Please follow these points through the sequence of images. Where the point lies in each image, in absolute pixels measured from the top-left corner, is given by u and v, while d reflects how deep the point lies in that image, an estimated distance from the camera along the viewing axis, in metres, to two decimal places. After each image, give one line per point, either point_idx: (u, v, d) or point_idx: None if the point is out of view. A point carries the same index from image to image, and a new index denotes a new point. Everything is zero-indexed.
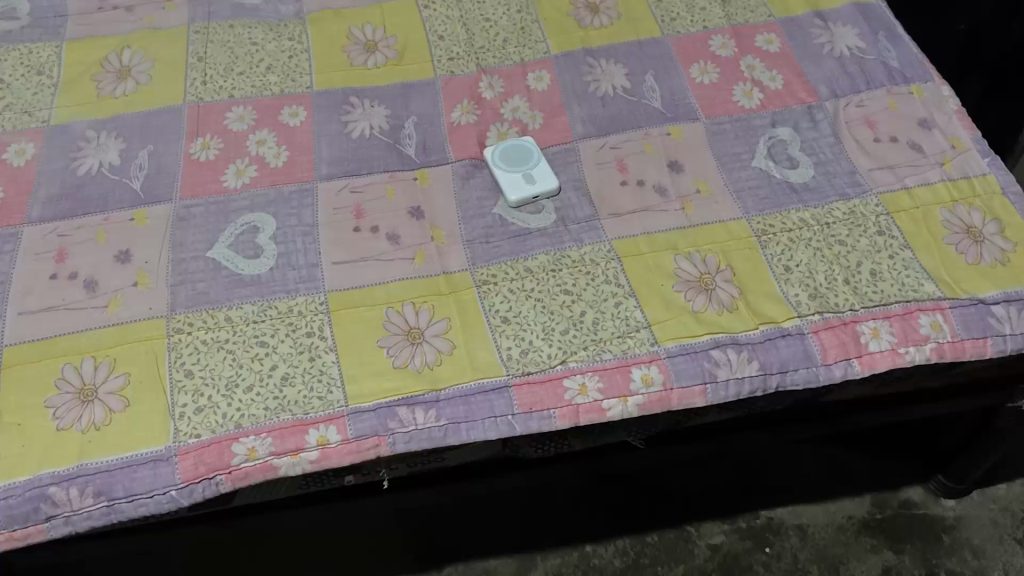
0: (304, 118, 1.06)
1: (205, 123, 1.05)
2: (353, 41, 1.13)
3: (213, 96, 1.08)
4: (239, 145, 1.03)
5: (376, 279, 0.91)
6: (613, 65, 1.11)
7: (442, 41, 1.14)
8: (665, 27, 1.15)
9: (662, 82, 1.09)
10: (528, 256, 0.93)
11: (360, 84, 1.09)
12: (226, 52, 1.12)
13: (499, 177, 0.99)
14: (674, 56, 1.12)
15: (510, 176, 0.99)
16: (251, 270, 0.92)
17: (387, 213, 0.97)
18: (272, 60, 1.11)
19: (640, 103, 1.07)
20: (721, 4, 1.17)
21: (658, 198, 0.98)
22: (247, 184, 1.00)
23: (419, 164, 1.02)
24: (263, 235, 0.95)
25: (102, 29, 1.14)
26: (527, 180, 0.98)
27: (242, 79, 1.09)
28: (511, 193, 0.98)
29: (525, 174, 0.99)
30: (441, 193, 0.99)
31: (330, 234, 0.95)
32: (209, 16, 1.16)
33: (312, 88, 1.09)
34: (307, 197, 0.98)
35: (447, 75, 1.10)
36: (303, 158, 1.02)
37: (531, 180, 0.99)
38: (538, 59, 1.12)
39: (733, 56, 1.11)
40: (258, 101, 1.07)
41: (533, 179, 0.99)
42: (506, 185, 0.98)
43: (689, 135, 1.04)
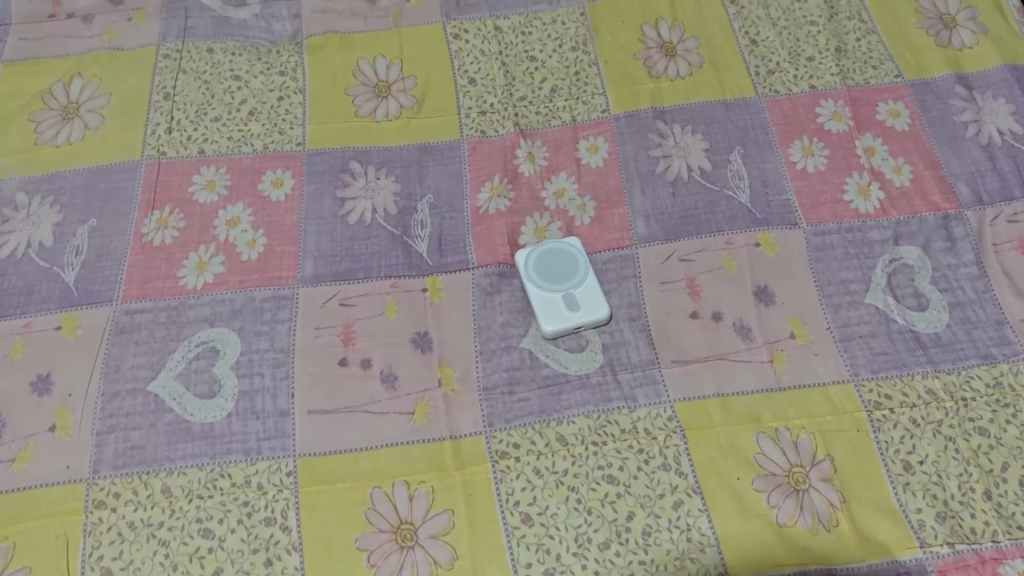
0: (290, 188, 0.83)
1: (164, 189, 0.83)
2: (360, 80, 0.90)
3: (180, 151, 0.85)
4: (205, 224, 0.81)
5: (363, 442, 0.70)
6: (690, 136, 0.86)
7: (474, 86, 0.90)
8: (760, 83, 0.90)
9: (751, 166, 0.84)
10: (563, 419, 0.71)
11: (365, 143, 0.86)
12: (200, 88, 0.89)
13: (532, 295, 0.76)
14: (769, 126, 0.87)
15: (547, 295, 0.76)
16: (203, 415, 0.71)
17: (384, 342, 0.74)
18: (256, 102, 0.88)
19: (722, 195, 0.83)
20: (834, 54, 0.91)
21: (739, 343, 0.74)
22: (209, 283, 0.78)
23: (430, 266, 0.79)
24: (222, 363, 0.73)
25: (50, 47, 0.92)
26: (569, 303, 0.75)
27: (217, 128, 0.86)
28: (546, 320, 0.75)
29: (566, 294, 0.75)
30: (455, 314, 0.76)
31: (310, 370, 0.73)
32: (184, 33, 0.93)
33: (304, 145, 0.86)
34: (284, 309, 0.76)
35: (476, 137, 0.87)
36: (284, 248, 0.80)
37: (573, 302, 0.75)
38: (593, 119, 0.88)
39: (848, 131, 0.86)
40: (234, 161, 0.85)
41: (577, 301, 0.75)
42: (541, 308, 0.75)
43: (783, 248, 0.79)
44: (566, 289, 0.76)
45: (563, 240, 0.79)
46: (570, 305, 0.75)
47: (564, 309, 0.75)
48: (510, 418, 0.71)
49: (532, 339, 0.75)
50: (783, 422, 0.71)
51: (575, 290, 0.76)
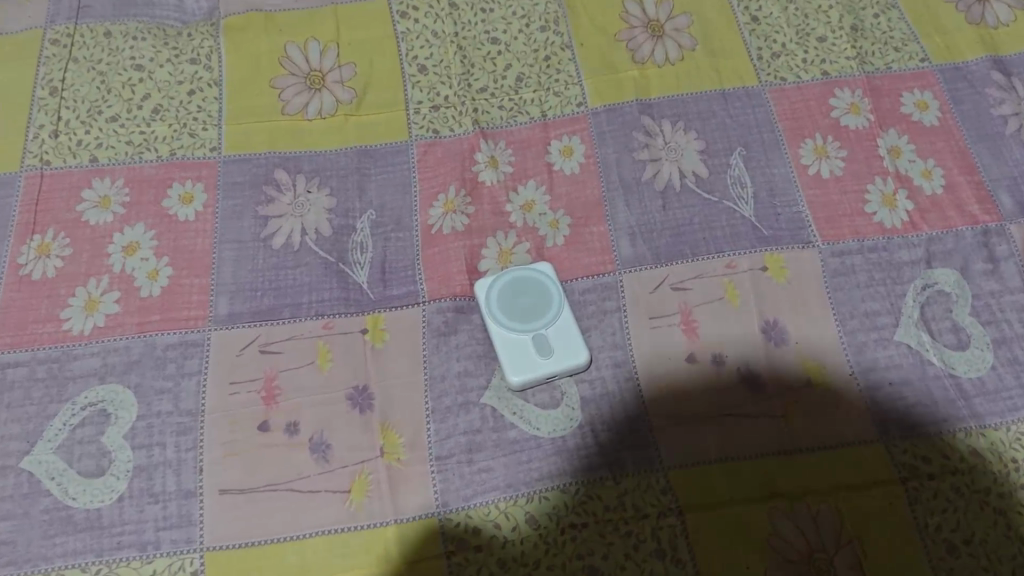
0: (202, 205, 0.69)
1: (47, 208, 0.68)
2: (289, 68, 0.75)
3: (67, 158, 0.70)
4: (97, 251, 0.66)
5: (287, 531, 0.57)
6: (681, 135, 0.73)
7: (425, 75, 0.75)
8: (763, 69, 0.76)
9: (755, 170, 0.71)
10: (534, 496, 0.58)
11: (294, 146, 0.72)
12: (95, 80, 0.74)
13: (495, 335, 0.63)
14: (776, 122, 0.73)
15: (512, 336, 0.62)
16: (87, 499, 0.57)
17: (314, 400, 0.61)
18: (162, 96, 0.73)
19: (721, 207, 0.69)
20: (849, 33, 0.78)
21: (744, 393, 0.62)
22: (99, 327, 0.63)
23: (371, 301, 0.65)
24: (113, 430, 0.60)
25: None
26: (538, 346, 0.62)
27: (114, 130, 0.72)
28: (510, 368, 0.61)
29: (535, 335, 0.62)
30: (401, 361, 0.63)
31: (222, 436, 0.60)
32: (76, 12, 0.77)
33: (220, 150, 0.71)
34: (191, 358, 0.62)
35: (427, 138, 0.73)
36: (194, 281, 0.65)
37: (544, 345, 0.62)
38: (567, 115, 0.74)
39: (867, 127, 0.73)
40: (133, 171, 0.70)
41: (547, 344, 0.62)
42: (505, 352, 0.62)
43: (796, 273, 0.66)
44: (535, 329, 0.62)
45: (535, 268, 0.65)
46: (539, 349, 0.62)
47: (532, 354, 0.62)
48: (469, 495, 0.58)
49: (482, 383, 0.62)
50: (801, 494, 0.58)
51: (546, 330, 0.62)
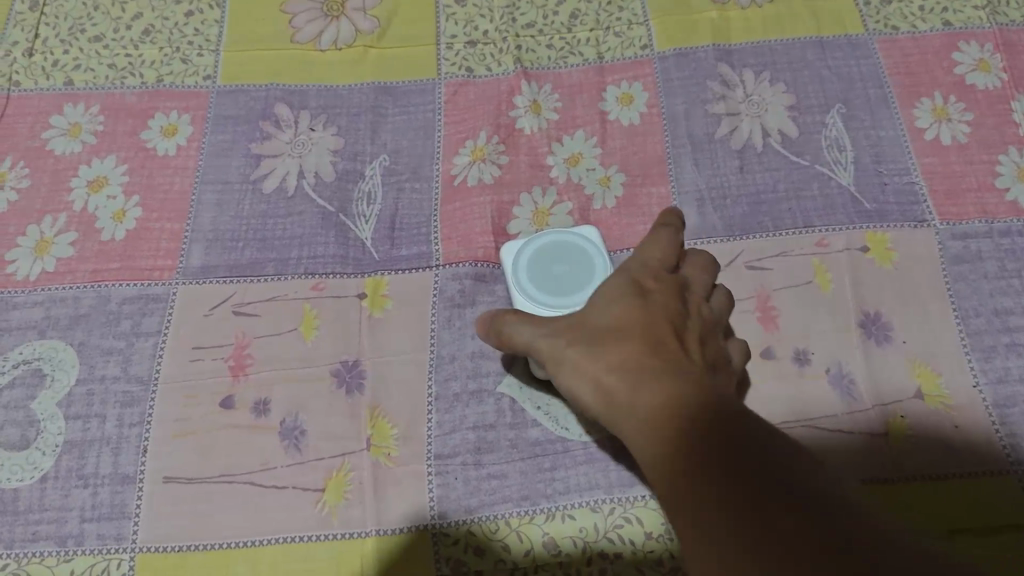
0: (186, 140, 0.58)
1: (8, 133, 0.58)
2: None
3: (38, 79, 0.60)
4: (58, 185, 0.56)
5: (241, 535, 0.45)
6: (767, 86, 0.60)
7: (462, 7, 0.64)
8: (870, 16, 0.63)
9: (857, 132, 0.58)
10: (555, 514, 0.45)
11: (301, 79, 0.60)
12: None
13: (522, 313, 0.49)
14: (885, 76, 0.60)
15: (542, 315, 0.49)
16: (3, 477, 0.47)
17: (291, 375, 0.49)
18: (155, 16, 0.63)
19: (812, 173, 0.56)
20: None
21: (834, 403, 0.48)
22: (47, 272, 0.53)
23: (374, 261, 0.53)
24: (46, 396, 0.49)
25: None
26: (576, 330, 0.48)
27: (96, 51, 0.61)
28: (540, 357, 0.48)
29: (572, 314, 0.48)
30: (403, 335, 0.51)
31: (176, 412, 0.48)
32: None
33: (215, 79, 0.60)
34: (151, 316, 0.51)
35: (459, 77, 0.61)
36: (166, 226, 0.55)
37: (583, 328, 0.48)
38: (629, 58, 0.61)
39: (1000, 88, 0.59)
40: (111, 97, 0.60)
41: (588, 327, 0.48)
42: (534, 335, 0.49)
43: (904, 257, 0.53)
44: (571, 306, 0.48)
45: (577, 227, 0.51)
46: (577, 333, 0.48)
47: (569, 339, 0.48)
48: (472, 506, 0.46)
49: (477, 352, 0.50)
50: None
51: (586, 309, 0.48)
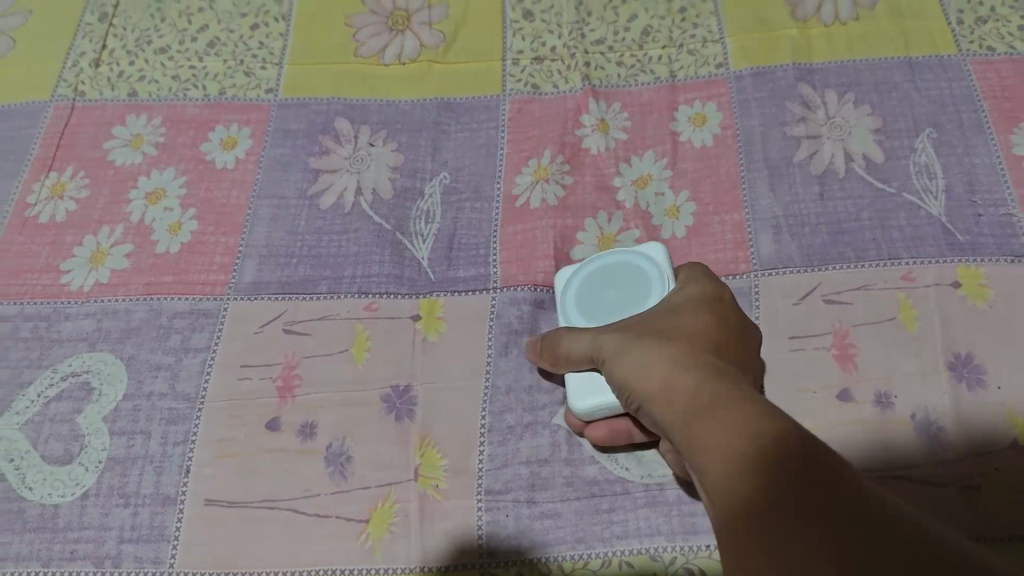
0: (244, 154, 0.57)
1: (71, 142, 0.58)
2: (369, 7, 0.63)
3: (103, 90, 0.60)
4: (116, 196, 0.55)
5: (279, 564, 0.43)
6: (851, 109, 0.56)
7: (530, 22, 0.62)
8: (964, 36, 0.59)
9: (950, 159, 0.54)
10: (611, 560, 0.42)
11: (363, 94, 0.59)
12: (149, 7, 0.63)
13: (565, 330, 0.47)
14: (981, 100, 0.56)
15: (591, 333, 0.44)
16: (44, 492, 0.46)
17: (340, 398, 0.47)
18: (220, 29, 0.62)
19: (899, 202, 0.52)
20: None
21: (918, 452, 0.44)
22: (101, 285, 0.52)
23: (429, 283, 0.51)
24: (93, 410, 0.48)
25: None
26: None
27: (161, 63, 0.61)
28: (588, 385, 0.43)
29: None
30: (457, 362, 0.48)
31: (221, 431, 0.47)
32: None
33: (277, 92, 0.59)
34: (200, 332, 0.50)
35: (524, 93, 0.59)
36: (221, 241, 0.53)
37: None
38: (704, 77, 0.59)
39: None
40: (174, 109, 0.59)
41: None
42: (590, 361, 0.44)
43: (1001, 294, 0.48)
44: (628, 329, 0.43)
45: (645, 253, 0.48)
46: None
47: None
48: (522, 545, 0.43)
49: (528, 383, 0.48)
50: None
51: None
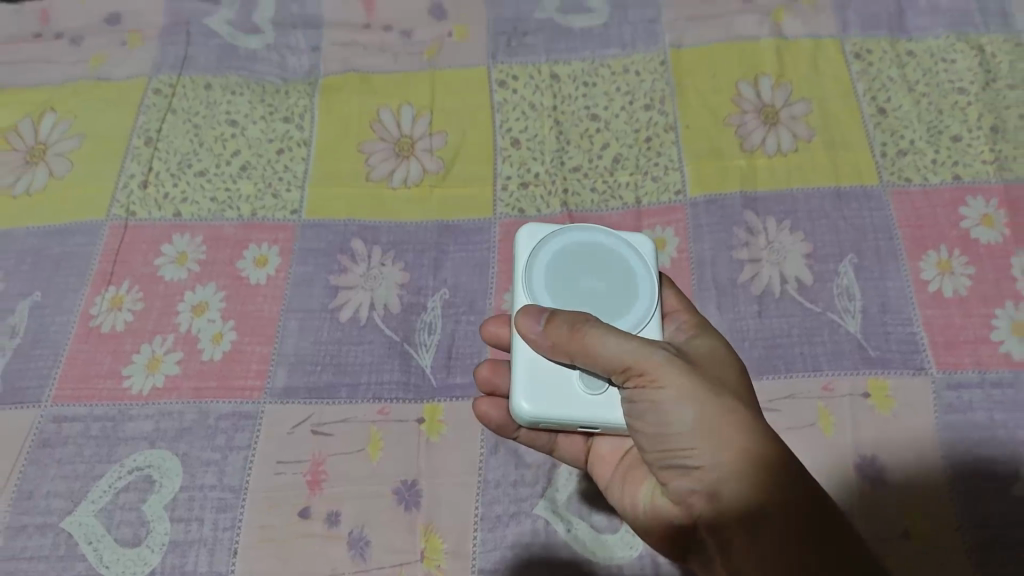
0: (274, 271, 0.67)
1: (126, 259, 0.68)
2: (379, 135, 0.73)
3: (151, 210, 0.70)
4: (166, 309, 0.65)
5: None
6: (787, 234, 0.67)
7: (517, 149, 0.72)
8: (885, 168, 0.70)
9: (867, 283, 0.64)
10: None
11: (374, 215, 0.69)
12: (189, 133, 0.74)
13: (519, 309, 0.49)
14: (895, 228, 0.67)
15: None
16: (118, 571, 0.56)
17: (359, 490, 0.58)
18: (251, 153, 0.73)
19: (823, 320, 0.63)
20: (989, 134, 0.71)
21: (845, 507, 0.56)
22: (157, 389, 0.62)
23: (431, 389, 0.62)
24: (155, 499, 0.58)
25: (25, 73, 0.78)
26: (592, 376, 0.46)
27: (200, 185, 0.71)
28: (532, 393, 0.46)
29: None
30: (456, 459, 0.59)
31: (262, 519, 0.57)
32: (182, 63, 0.78)
33: (300, 213, 0.70)
34: (242, 432, 0.60)
35: (512, 216, 0.69)
36: (256, 349, 0.64)
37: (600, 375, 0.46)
38: (664, 203, 0.69)
39: (1002, 244, 0.65)
40: (213, 228, 0.69)
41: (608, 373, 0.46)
42: (538, 367, 0.47)
43: (903, 404, 0.59)
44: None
45: (628, 241, 0.51)
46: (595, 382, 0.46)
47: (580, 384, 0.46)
48: None
49: (513, 478, 0.58)
50: None
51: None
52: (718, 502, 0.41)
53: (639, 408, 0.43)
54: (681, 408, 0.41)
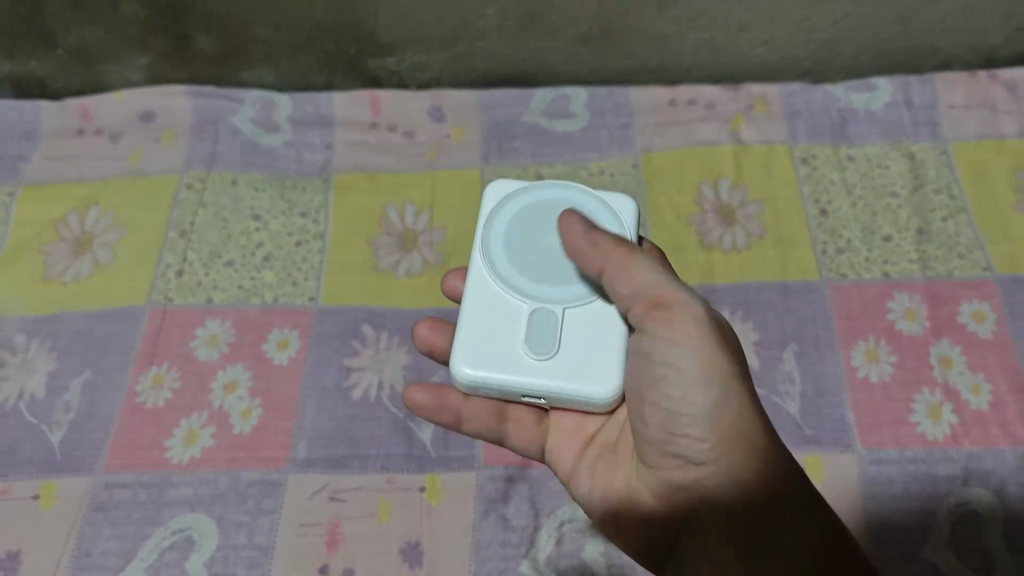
0: (295, 352, 0.77)
1: (165, 340, 0.78)
2: (386, 230, 0.84)
3: (186, 296, 0.80)
4: (201, 387, 0.75)
5: None
6: (739, 323, 0.77)
7: None
8: (826, 265, 0.81)
9: (808, 368, 0.75)
10: None
11: (382, 302, 0.80)
12: (218, 226, 0.84)
13: (475, 268, 0.58)
14: (832, 319, 0.78)
15: (501, 292, 0.57)
16: None
17: (371, 550, 0.68)
18: (273, 245, 0.83)
19: (768, 401, 0.73)
20: (915, 236, 0.83)
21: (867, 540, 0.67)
22: (195, 459, 0.72)
23: (431, 460, 0.72)
24: (196, 556, 0.68)
25: (73, 169, 0.88)
26: (535, 342, 0.54)
27: (229, 273, 0.81)
28: (472, 358, 0.55)
29: (535, 313, 0.55)
30: (452, 523, 0.69)
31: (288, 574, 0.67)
32: (211, 160, 0.89)
33: (317, 299, 0.80)
34: (269, 497, 0.70)
35: None
36: (280, 424, 0.74)
37: (544, 342, 0.54)
38: None
39: (922, 335, 0.77)
40: (241, 313, 0.79)
41: (552, 339, 0.54)
42: (481, 335, 0.55)
43: (832, 479, 0.70)
44: (545, 298, 0.56)
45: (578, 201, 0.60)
46: (539, 349, 0.54)
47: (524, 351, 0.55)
48: None
49: (501, 540, 0.68)
50: None
51: (561, 320, 0.55)
52: (711, 487, 0.49)
53: (656, 378, 0.50)
54: (699, 388, 0.49)
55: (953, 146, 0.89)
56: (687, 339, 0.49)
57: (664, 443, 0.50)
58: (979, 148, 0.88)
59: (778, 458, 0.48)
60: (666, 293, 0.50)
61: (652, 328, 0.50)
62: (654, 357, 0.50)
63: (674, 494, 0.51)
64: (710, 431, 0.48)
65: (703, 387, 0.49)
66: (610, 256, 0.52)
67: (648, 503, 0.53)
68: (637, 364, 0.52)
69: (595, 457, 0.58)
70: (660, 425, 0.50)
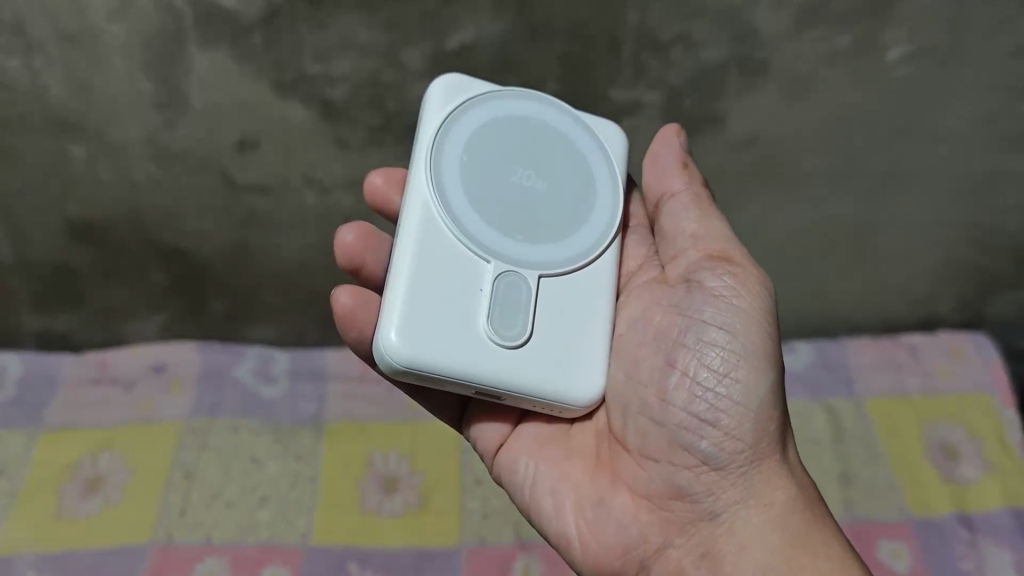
0: None
1: None
2: (370, 474, 0.94)
3: (189, 533, 0.89)
4: None
5: None
6: None
7: (480, 487, 0.93)
8: None
9: None
10: None
11: (368, 542, 0.89)
12: (219, 471, 0.93)
13: (416, 210, 0.58)
14: None
15: (455, 248, 0.57)
16: None
17: None
18: (270, 489, 0.92)
19: None
20: (839, 482, 0.95)
21: None
22: None
23: None
24: None
25: (88, 414, 0.97)
26: (501, 321, 0.56)
27: (228, 513, 0.90)
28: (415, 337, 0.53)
29: (500, 280, 0.57)
30: None
31: None
32: (215, 407, 0.98)
33: (307, 537, 0.89)
34: None
35: (476, 542, 0.89)
36: None
37: (511, 323, 0.56)
38: None
39: None
40: (238, 552, 0.88)
41: (520, 319, 0.56)
42: (418, 306, 0.54)
43: None
44: (510, 263, 0.58)
45: (538, 132, 0.63)
46: (504, 333, 0.55)
47: (486, 328, 0.55)
48: None
49: None
50: None
51: (531, 293, 0.57)
52: (723, 482, 0.57)
53: (697, 347, 0.58)
54: (749, 375, 0.57)
55: (867, 404, 1.02)
56: (746, 319, 0.57)
57: (684, 430, 0.57)
58: (889, 404, 1.02)
59: (802, 506, 0.57)
60: (730, 252, 0.60)
61: (706, 283, 0.59)
62: (702, 323, 0.58)
63: (666, 496, 0.58)
64: (746, 428, 0.56)
65: (754, 377, 0.56)
66: (686, 187, 0.63)
67: (615, 497, 0.59)
68: (669, 324, 0.59)
69: (532, 440, 0.62)
70: (689, 403, 0.57)
